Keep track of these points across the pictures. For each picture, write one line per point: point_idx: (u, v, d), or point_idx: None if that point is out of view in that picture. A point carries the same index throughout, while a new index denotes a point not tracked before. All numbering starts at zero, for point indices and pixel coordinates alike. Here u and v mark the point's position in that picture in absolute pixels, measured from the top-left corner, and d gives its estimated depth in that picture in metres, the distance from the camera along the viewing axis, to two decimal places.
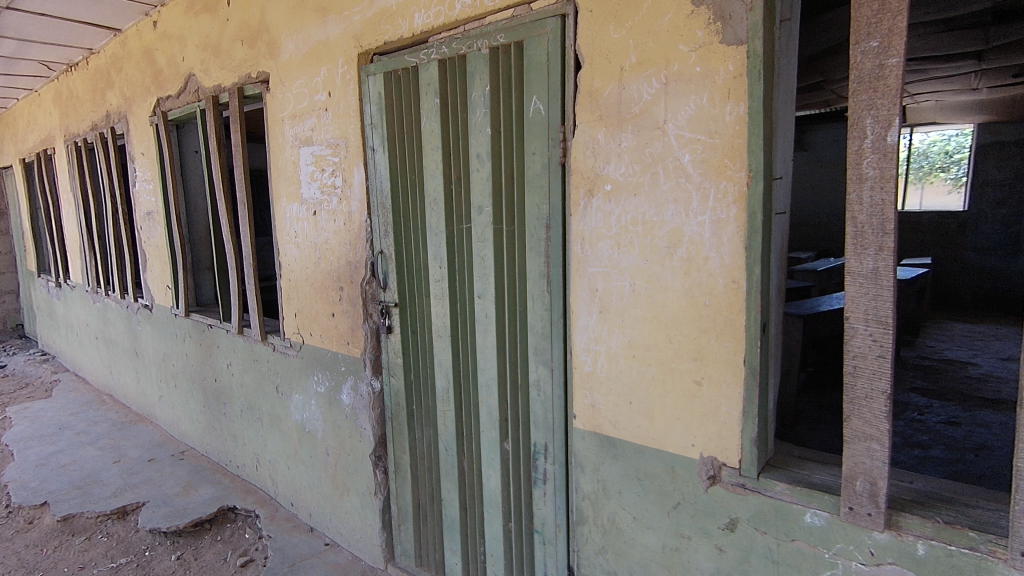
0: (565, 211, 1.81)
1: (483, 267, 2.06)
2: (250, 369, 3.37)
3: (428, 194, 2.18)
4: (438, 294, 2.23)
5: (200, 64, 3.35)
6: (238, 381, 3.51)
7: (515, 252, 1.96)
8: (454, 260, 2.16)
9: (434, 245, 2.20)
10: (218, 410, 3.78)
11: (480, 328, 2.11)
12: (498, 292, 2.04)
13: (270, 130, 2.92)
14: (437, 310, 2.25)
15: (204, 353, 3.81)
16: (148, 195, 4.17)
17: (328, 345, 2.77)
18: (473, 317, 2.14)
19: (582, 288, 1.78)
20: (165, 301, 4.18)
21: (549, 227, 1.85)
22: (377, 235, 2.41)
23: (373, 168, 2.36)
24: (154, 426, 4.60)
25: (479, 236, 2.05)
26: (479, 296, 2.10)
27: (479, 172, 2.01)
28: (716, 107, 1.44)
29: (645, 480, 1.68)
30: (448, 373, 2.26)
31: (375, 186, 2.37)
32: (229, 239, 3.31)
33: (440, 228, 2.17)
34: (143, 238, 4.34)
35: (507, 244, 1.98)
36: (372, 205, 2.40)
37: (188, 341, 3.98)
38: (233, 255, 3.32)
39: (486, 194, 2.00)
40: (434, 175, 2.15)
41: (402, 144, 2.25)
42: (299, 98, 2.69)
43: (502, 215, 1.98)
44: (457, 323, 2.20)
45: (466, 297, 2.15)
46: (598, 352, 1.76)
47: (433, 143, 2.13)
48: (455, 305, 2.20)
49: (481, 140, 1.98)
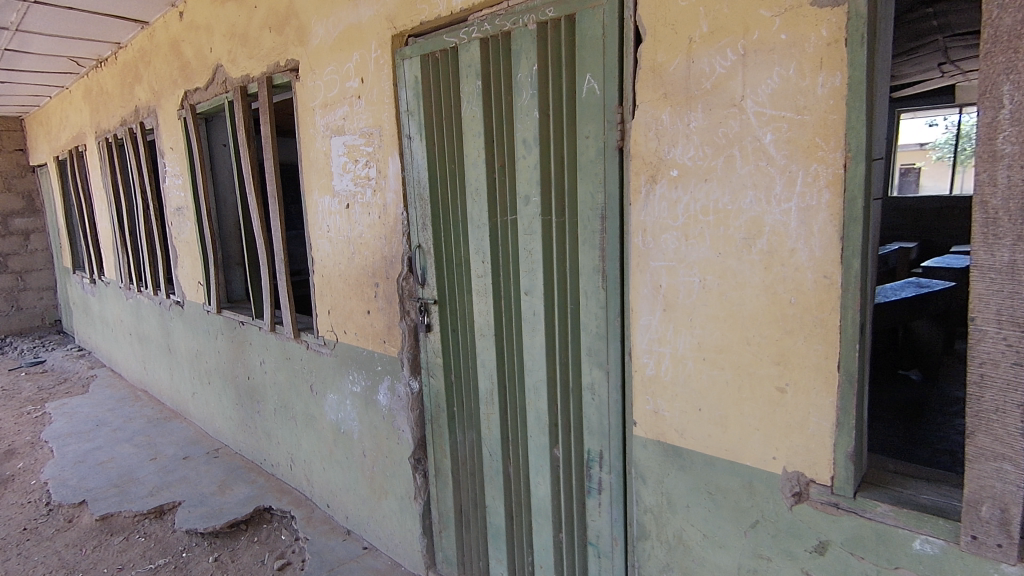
0: (623, 200, 1.65)
1: (530, 262, 1.92)
2: (283, 367, 3.30)
3: (469, 184, 2.05)
4: (481, 291, 2.10)
5: (227, 54, 3.26)
6: (271, 380, 3.45)
7: (566, 246, 1.82)
8: (497, 254, 2.02)
9: (475, 239, 2.07)
10: (251, 408, 3.73)
11: (527, 327, 1.98)
12: (547, 288, 1.89)
13: (300, 121, 2.81)
14: (480, 308, 2.12)
15: (236, 351, 3.77)
16: (178, 190, 4.13)
17: (363, 344, 2.67)
18: (519, 315, 2.01)
19: (643, 285, 1.62)
20: (197, 297, 4.14)
21: (604, 217, 1.70)
22: (414, 228, 2.29)
23: (409, 158, 2.24)
24: (188, 422, 4.60)
25: (526, 229, 1.91)
26: (526, 292, 1.96)
27: (525, 160, 1.86)
28: (805, 79, 1.26)
29: (717, 494, 1.54)
30: (492, 374, 2.13)
31: (412, 177, 2.24)
32: (259, 234, 3.23)
33: (483, 221, 2.03)
34: (173, 234, 4.31)
35: (557, 237, 1.84)
36: (409, 198, 2.28)
37: (220, 338, 3.94)
38: (264, 251, 3.24)
39: (534, 183, 1.86)
40: (476, 164, 2.01)
41: (440, 131, 2.12)
42: (329, 86, 2.58)
43: (551, 206, 1.84)
44: (501, 322, 2.07)
45: (511, 295, 2.02)
46: (661, 354, 1.61)
47: (475, 129, 1.99)
48: (500, 302, 2.06)
49: (527, 124, 1.83)
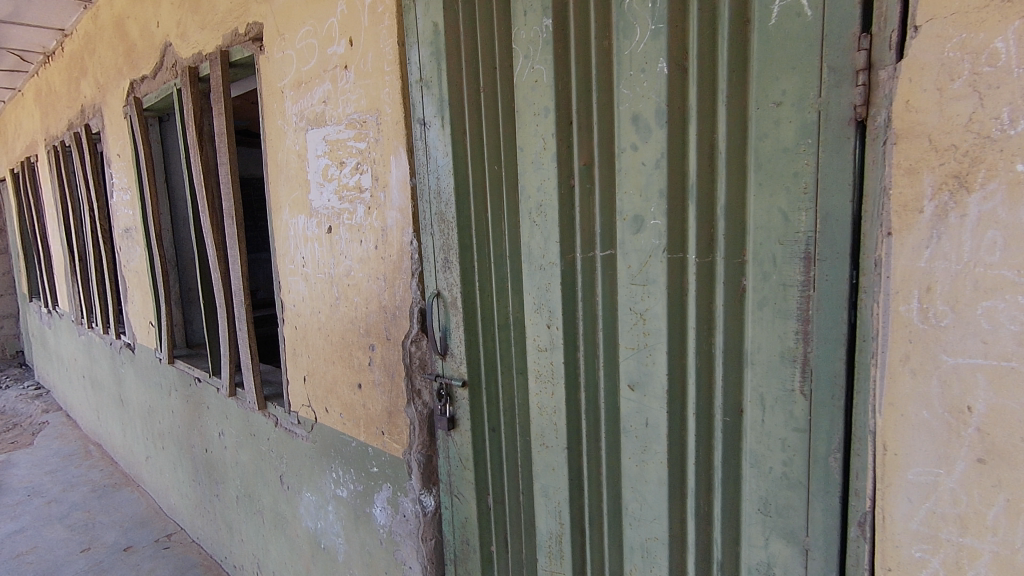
0: (863, 228, 0.83)
1: (639, 331, 1.09)
2: (247, 445, 2.45)
3: (526, 200, 1.23)
4: (544, 373, 1.27)
5: (176, 28, 2.47)
6: (232, 458, 2.59)
7: (721, 306, 0.99)
8: (577, 313, 1.19)
9: (535, 288, 1.25)
10: (210, 489, 2.87)
11: (632, 445, 1.14)
12: (673, 380, 1.06)
13: (265, 109, 2.00)
14: (541, 400, 1.28)
15: (192, 414, 2.92)
16: (127, 208, 3.32)
17: (351, 431, 1.83)
18: (616, 420, 1.17)
19: (917, 400, 0.78)
20: (148, 341, 3.30)
21: (809, 258, 0.88)
22: (428, 266, 1.46)
23: (421, 158, 1.41)
24: (141, 493, 3.73)
25: (630, 274, 1.09)
26: (630, 384, 1.13)
27: (636, 155, 1.04)
28: None
29: None
30: (560, 510, 1.29)
31: (425, 187, 1.41)
32: (215, 266, 2.40)
33: (549, 257, 1.20)
34: (122, 262, 3.48)
35: (699, 292, 1.01)
36: (421, 220, 1.45)
37: (174, 395, 3.09)
38: (221, 288, 2.40)
39: (655, 195, 1.03)
40: (539, 163, 1.19)
41: (474, 109, 1.29)
42: (304, 56, 1.76)
43: (686, 235, 1.01)
44: (579, 430, 1.24)
45: (601, 384, 1.18)
46: (967, 552, 0.76)
47: (537, 104, 1.17)
48: (576, 396, 1.23)
49: (644, 89, 1.01)
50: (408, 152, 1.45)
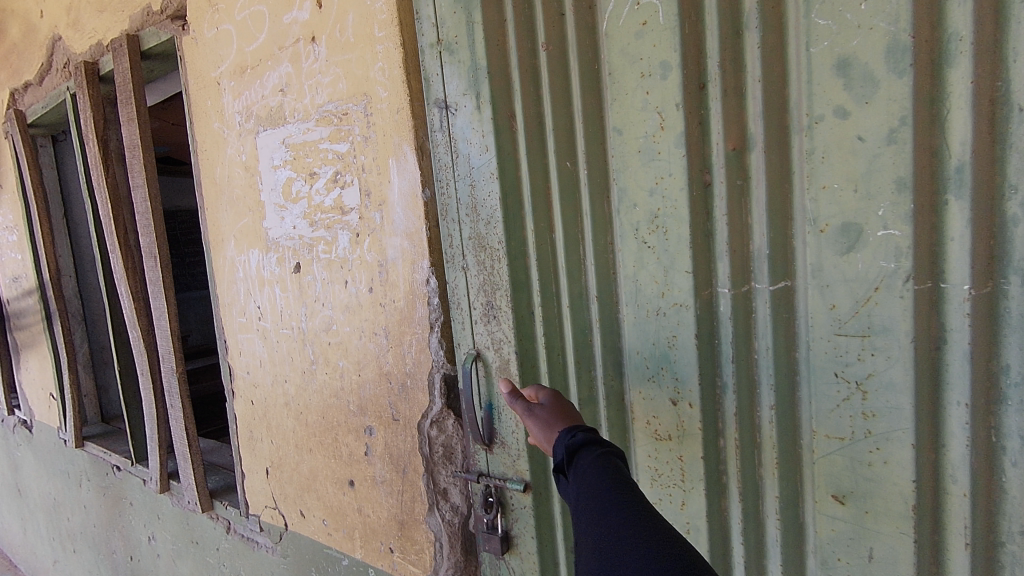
0: None
1: (856, 413, 0.66)
2: (187, 555, 1.86)
3: (626, 209, 0.79)
4: (666, 473, 0.83)
5: (68, 17, 1.92)
6: (168, 570, 1.99)
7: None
8: (723, 381, 0.76)
9: (647, 342, 0.81)
10: None
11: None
12: (924, 490, 0.64)
13: (194, 111, 1.50)
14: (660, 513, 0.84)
15: (111, 511, 2.28)
16: (14, 251, 2.64)
17: (341, 545, 1.33)
18: (804, 549, 0.74)
19: None
20: (49, 418, 2.62)
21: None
22: (459, 315, 1.00)
23: (440, 157, 0.96)
24: None
25: (837, 319, 0.66)
26: (837, 495, 0.69)
27: (847, 123, 0.62)
28: None
29: None
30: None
31: (449, 200, 0.96)
32: (133, 323, 1.83)
33: (673, 296, 0.77)
34: (11, 319, 2.79)
35: (979, 346, 0.60)
36: (445, 249, 0.99)
37: (85, 486, 2.43)
38: (144, 352, 1.82)
39: (887, 187, 0.61)
40: (649, 151, 0.76)
41: (527, 79, 0.86)
42: (249, 32, 1.30)
43: (949, 252, 0.60)
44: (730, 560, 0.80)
45: (772, 492, 0.75)
46: None
47: (644, 58, 0.74)
48: (726, 508, 0.79)
49: (860, 11, 0.59)
50: (420, 151, 1.01)
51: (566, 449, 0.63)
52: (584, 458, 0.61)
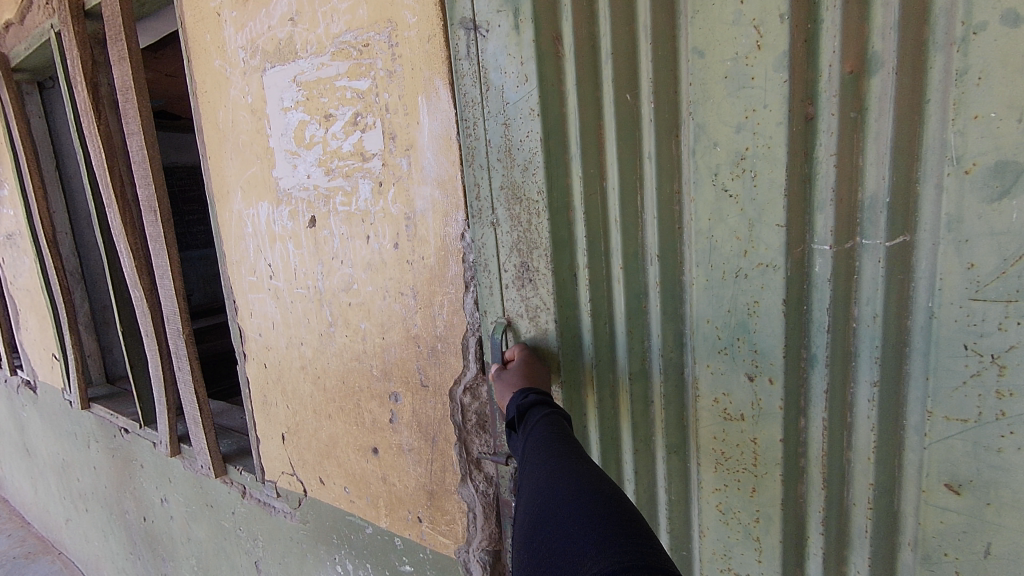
0: None
1: (988, 392, 0.57)
2: (201, 518, 1.82)
3: (704, 149, 0.68)
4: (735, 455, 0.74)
5: None
6: (182, 532, 1.96)
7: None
8: (814, 349, 0.67)
9: (723, 310, 0.71)
10: (154, 567, 2.22)
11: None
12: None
13: (191, 47, 1.36)
14: (726, 494, 0.76)
15: (121, 473, 2.24)
16: (5, 207, 2.52)
17: (365, 513, 1.27)
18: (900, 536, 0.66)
19: None
20: (53, 379, 2.56)
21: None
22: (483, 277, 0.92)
23: (467, 96, 0.86)
24: (65, 564, 2.99)
25: (975, 281, 0.56)
26: (952, 485, 0.61)
27: (1020, 33, 0.50)
28: None
29: None
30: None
31: (477, 142, 0.86)
32: (134, 282, 1.73)
33: (759, 255, 0.67)
34: (7, 277, 2.69)
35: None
36: (471, 200, 0.90)
37: (94, 448, 2.38)
38: (147, 312, 1.73)
39: None
40: (741, 80, 0.64)
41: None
42: None
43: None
44: (805, 543, 0.72)
45: (864, 477, 0.66)
46: None
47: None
48: (804, 489, 0.71)
49: None
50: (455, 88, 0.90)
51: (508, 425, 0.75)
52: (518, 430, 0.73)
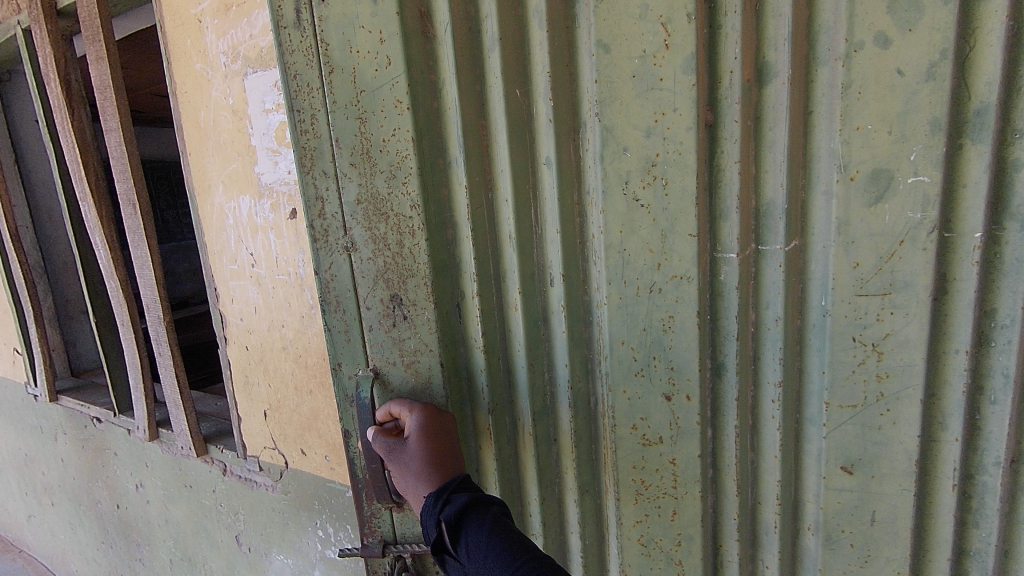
0: None
1: (870, 376, 0.72)
2: (180, 499, 1.90)
3: (617, 153, 0.78)
4: (655, 483, 0.90)
5: None
6: (158, 515, 2.03)
7: (1019, 312, 0.63)
8: (725, 328, 0.81)
9: (637, 330, 0.84)
10: (128, 553, 2.27)
11: (844, 561, 0.80)
12: (926, 445, 0.72)
13: (171, 50, 1.45)
14: (651, 465, 0.89)
15: (92, 462, 2.28)
16: None
17: (344, 478, 1.40)
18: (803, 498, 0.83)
19: None
20: (15, 373, 2.56)
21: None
22: (336, 317, 0.98)
23: (300, 76, 0.90)
24: (27, 559, 2.98)
25: (860, 279, 0.69)
26: (845, 466, 0.77)
27: (887, 53, 0.62)
28: None
29: None
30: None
31: (320, 137, 0.91)
32: (111, 274, 1.80)
33: (672, 266, 0.79)
34: None
35: (984, 293, 0.65)
36: (330, 204, 0.93)
37: (62, 439, 2.41)
38: (124, 303, 1.81)
39: (919, 131, 0.63)
40: (648, 78, 0.74)
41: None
42: None
43: (966, 197, 0.63)
44: (722, 491, 0.87)
45: (772, 444, 0.82)
46: None
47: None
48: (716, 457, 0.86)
49: None
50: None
51: (434, 523, 0.79)
52: (456, 530, 0.77)
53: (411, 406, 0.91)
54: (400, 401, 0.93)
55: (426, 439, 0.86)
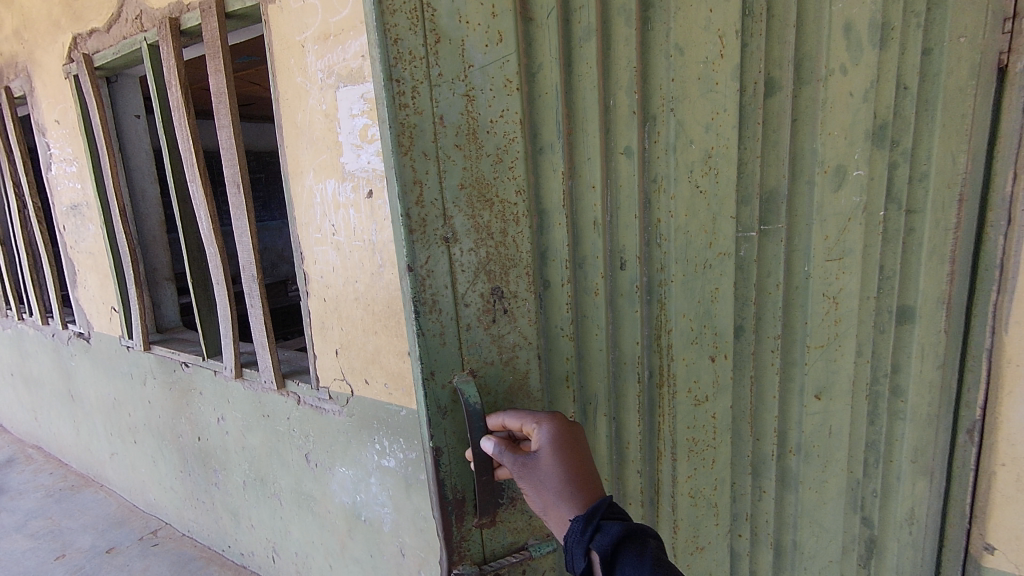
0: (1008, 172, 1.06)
1: (829, 316, 1.12)
2: (257, 427, 2.34)
3: (685, 145, 1.00)
4: (702, 438, 1.14)
5: None
6: (236, 442, 2.47)
7: (898, 268, 1.10)
8: (744, 292, 1.10)
9: (695, 302, 1.07)
10: (204, 478, 2.72)
11: (814, 468, 1.20)
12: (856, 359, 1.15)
13: (276, 66, 1.87)
14: (701, 409, 1.13)
15: (177, 402, 2.73)
16: (73, 181, 2.98)
17: (400, 400, 1.81)
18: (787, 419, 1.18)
19: None
20: (111, 328, 3.03)
21: (964, 199, 1.07)
22: (432, 322, 0.85)
23: (402, 41, 0.76)
24: (107, 492, 3.46)
25: (827, 247, 1.09)
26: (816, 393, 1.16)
27: (845, 80, 1.02)
28: None
29: None
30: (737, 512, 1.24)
31: (421, 115, 0.79)
32: (211, 240, 2.23)
33: (720, 245, 1.06)
34: (69, 242, 3.14)
35: (884, 253, 1.10)
36: (427, 189, 0.81)
37: (150, 383, 2.87)
38: (221, 264, 2.25)
39: (857, 141, 1.05)
40: (708, 82, 0.99)
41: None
42: (333, 6, 1.67)
43: (877, 188, 1.07)
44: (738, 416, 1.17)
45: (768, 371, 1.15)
46: None
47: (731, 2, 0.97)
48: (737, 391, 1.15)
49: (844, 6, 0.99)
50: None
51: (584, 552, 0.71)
52: (615, 559, 0.70)
53: (536, 418, 0.82)
54: (519, 414, 0.84)
55: (561, 454, 0.78)
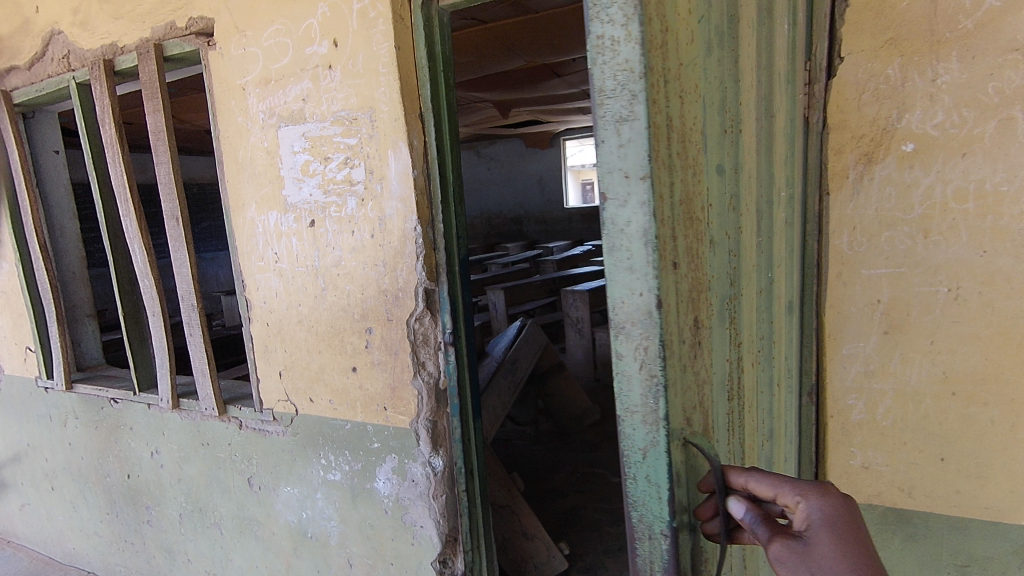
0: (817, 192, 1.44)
1: (790, 311, 1.26)
2: (195, 457, 2.35)
3: (759, 162, 0.96)
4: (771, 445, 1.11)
5: (71, 15, 2.27)
6: (171, 475, 2.45)
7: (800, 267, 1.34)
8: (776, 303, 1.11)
9: (764, 315, 1.03)
10: (134, 518, 2.65)
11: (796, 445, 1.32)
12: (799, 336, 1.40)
13: (217, 107, 1.99)
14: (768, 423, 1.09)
15: (103, 440, 2.66)
16: None
17: (344, 414, 1.93)
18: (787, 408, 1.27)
19: (850, 301, 1.45)
20: (25, 369, 2.90)
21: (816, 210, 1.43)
22: (672, 370, 0.64)
23: (652, 25, 0.59)
24: (16, 549, 3.22)
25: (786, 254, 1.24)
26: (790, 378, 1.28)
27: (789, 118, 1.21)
28: None
29: (935, 538, 1.44)
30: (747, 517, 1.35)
31: (661, 117, 0.61)
32: (146, 274, 2.27)
33: (770, 256, 1.05)
34: None
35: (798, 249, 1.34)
36: (666, 206, 0.62)
37: (72, 424, 2.77)
38: (156, 296, 2.28)
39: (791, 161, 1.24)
40: (764, 99, 0.97)
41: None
42: (273, 55, 1.84)
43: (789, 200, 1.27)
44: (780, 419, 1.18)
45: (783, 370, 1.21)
46: (880, 393, 1.45)
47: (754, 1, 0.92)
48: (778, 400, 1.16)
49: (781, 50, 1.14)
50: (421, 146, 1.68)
51: None
52: None
53: (798, 489, 0.70)
54: (770, 479, 0.70)
55: (840, 543, 0.67)
